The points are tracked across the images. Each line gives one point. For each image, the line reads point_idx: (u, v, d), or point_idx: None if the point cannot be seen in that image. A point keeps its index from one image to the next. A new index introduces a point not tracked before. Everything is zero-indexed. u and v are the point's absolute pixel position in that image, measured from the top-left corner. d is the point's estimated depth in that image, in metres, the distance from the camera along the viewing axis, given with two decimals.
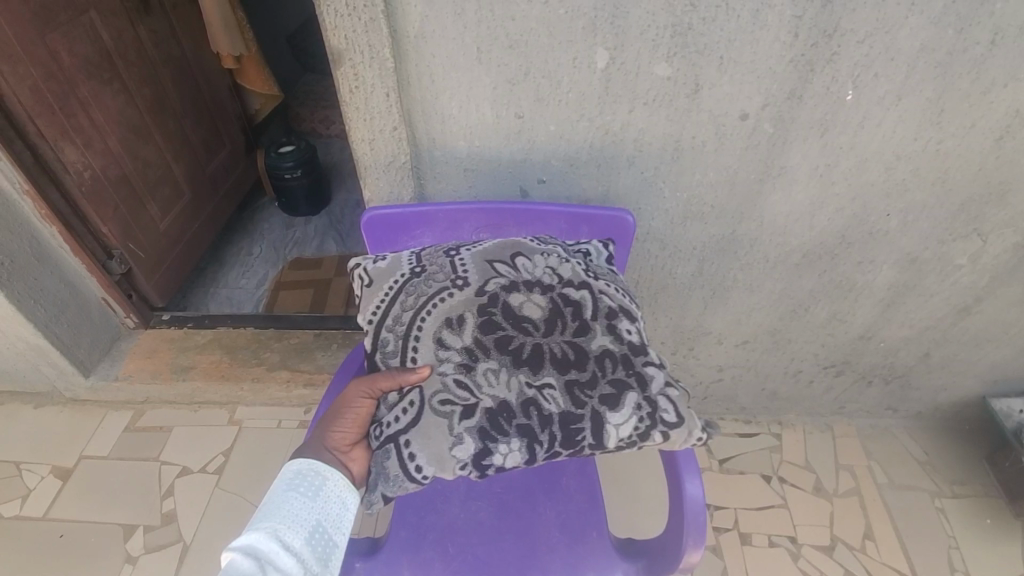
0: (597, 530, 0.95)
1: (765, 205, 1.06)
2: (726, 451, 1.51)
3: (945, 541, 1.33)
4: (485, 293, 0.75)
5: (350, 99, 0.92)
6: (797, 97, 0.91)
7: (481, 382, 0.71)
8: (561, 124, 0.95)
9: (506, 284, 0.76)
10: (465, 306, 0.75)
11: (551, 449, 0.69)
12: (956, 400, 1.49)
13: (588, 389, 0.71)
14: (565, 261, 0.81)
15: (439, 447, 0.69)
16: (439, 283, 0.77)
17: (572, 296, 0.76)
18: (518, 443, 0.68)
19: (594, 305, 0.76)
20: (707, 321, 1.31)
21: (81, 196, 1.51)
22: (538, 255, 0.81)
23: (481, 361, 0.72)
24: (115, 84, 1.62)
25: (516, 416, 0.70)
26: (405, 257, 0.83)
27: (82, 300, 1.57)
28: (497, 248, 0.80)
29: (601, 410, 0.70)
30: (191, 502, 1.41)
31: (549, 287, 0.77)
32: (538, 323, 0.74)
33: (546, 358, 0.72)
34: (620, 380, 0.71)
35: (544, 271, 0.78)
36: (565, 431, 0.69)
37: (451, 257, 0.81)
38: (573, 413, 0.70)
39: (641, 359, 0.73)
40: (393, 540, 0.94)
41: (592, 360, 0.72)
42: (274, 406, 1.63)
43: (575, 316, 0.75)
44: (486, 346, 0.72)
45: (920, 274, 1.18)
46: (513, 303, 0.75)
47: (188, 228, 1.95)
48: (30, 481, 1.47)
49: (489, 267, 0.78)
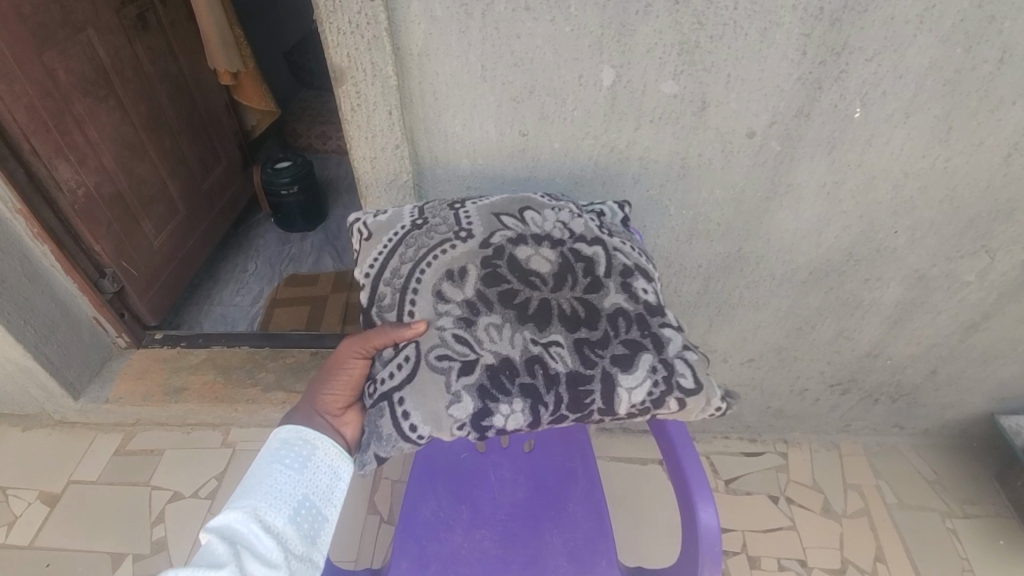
0: (605, 560, 0.92)
1: (772, 222, 1.04)
2: (731, 471, 1.47)
3: (958, 563, 1.30)
4: (490, 245, 0.74)
5: (352, 117, 0.90)
6: (804, 115, 0.90)
7: (483, 338, 0.68)
8: (565, 142, 0.93)
9: (513, 237, 0.75)
10: (468, 258, 0.73)
11: (556, 411, 0.66)
12: (964, 417, 1.47)
13: (598, 349, 0.68)
14: (578, 217, 0.80)
15: (436, 405, 0.65)
16: (442, 236, 0.76)
17: (584, 252, 0.75)
18: (520, 403, 0.65)
19: (608, 262, 0.74)
20: (712, 339, 1.28)
21: (74, 213, 1.47)
22: (548, 210, 0.80)
23: (483, 315, 0.69)
24: (111, 101, 1.60)
25: (519, 375, 0.66)
26: (407, 210, 0.82)
27: (73, 319, 1.53)
28: (505, 203, 0.80)
29: (611, 370, 0.66)
30: (182, 529, 1.36)
31: (559, 242, 0.75)
32: (546, 277, 0.72)
33: (553, 315, 0.69)
34: (634, 340, 0.68)
35: (555, 226, 0.78)
36: (571, 393, 0.66)
37: (457, 211, 0.80)
38: (580, 374, 0.66)
39: (659, 319, 0.70)
40: (394, 571, 0.90)
41: (603, 318, 0.69)
42: (269, 428, 1.59)
43: (586, 272, 0.73)
44: (489, 300, 0.70)
45: (928, 291, 1.17)
46: (521, 257, 0.73)
47: (182, 245, 1.92)
48: (16, 507, 1.42)
49: (496, 220, 0.77)
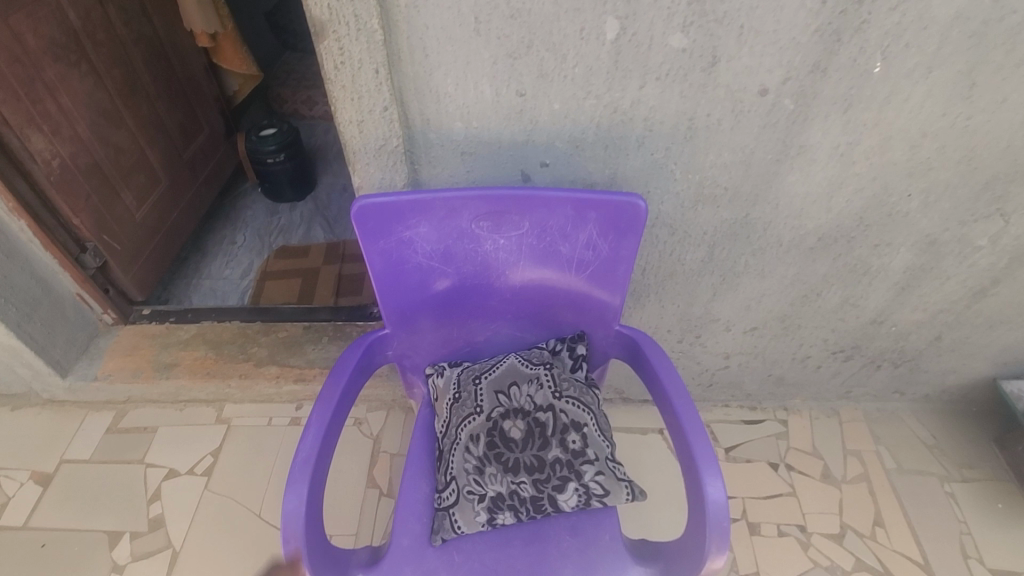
0: (609, 533, 0.90)
1: (781, 186, 1.00)
2: (731, 439, 1.47)
3: (955, 527, 1.31)
4: (490, 419, 0.92)
5: (335, 77, 0.83)
6: (820, 70, 0.84)
7: (487, 481, 0.89)
8: (566, 102, 0.87)
9: (501, 412, 0.93)
10: (478, 431, 0.92)
11: (526, 511, 0.88)
12: (965, 383, 1.46)
13: (543, 490, 0.89)
14: (546, 386, 0.95)
15: (467, 503, 0.88)
16: (462, 414, 0.94)
17: (542, 420, 0.92)
18: (508, 513, 0.88)
19: (556, 423, 0.92)
20: (715, 308, 1.25)
21: (50, 186, 1.40)
22: (527, 379, 0.95)
23: (488, 468, 0.90)
24: (83, 66, 1.50)
25: (506, 503, 0.88)
26: (449, 380, 0.99)
27: (56, 297, 1.48)
28: (501, 375, 0.95)
29: (552, 501, 0.88)
30: (180, 506, 1.35)
31: (527, 413, 0.93)
32: (518, 440, 0.91)
33: (521, 470, 0.90)
34: (563, 480, 0.89)
35: (526, 400, 0.93)
36: (533, 505, 0.88)
37: (473, 382, 0.96)
38: (535, 505, 0.88)
39: (582, 460, 0.90)
40: (394, 548, 0.88)
41: (549, 470, 0.90)
42: (263, 403, 1.56)
43: (542, 442, 0.91)
44: (489, 463, 0.90)
45: (938, 256, 1.14)
46: (506, 433, 0.91)
47: (166, 217, 1.85)
48: (8, 488, 1.40)
49: (494, 396, 0.94)
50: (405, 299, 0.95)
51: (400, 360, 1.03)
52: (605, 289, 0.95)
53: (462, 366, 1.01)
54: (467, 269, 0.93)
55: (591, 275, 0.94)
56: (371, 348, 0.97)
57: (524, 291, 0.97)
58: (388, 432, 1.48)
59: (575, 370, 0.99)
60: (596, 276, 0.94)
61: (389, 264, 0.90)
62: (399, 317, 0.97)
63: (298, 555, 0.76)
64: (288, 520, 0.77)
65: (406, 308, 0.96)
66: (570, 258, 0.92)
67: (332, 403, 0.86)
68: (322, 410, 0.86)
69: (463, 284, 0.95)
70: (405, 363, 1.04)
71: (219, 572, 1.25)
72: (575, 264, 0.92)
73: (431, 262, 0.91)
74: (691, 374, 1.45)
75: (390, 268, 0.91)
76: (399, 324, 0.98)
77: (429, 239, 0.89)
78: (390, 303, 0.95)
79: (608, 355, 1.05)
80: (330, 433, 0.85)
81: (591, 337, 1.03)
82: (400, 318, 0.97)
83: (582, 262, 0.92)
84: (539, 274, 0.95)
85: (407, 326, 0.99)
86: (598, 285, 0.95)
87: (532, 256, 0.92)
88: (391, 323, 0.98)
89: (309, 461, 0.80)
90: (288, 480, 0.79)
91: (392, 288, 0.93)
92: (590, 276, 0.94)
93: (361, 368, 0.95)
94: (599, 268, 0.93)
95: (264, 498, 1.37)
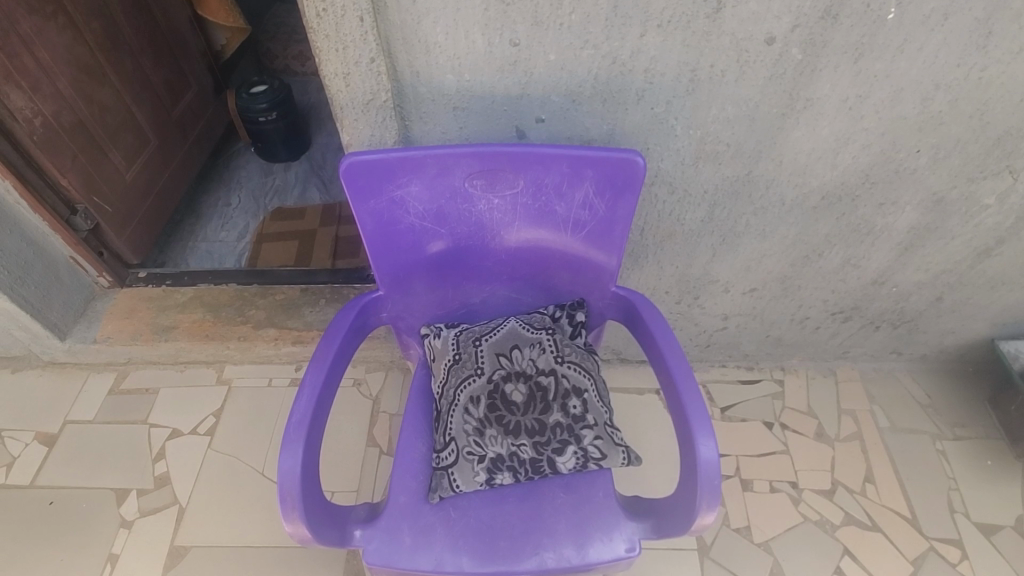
0: (602, 491, 0.92)
1: (786, 142, 0.96)
2: (728, 399, 1.48)
3: (944, 483, 1.33)
4: (492, 381, 0.93)
5: (318, 26, 0.79)
6: (831, 17, 0.80)
7: (487, 441, 0.90)
8: (562, 52, 0.84)
9: (503, 374, 0.93)
10: (479, 393, 0.92)
11: (524, 472, 0.89)
12: (963, 343, 1.46)
13: (545, 452, 0.89)
14: (548, 350, 0.95)
15: (466, 463, 0.89)
16: (463, 375, 0.94)
17: (545, 384, 0.92)
18: (507, 474, 0.89)
19: (558, 387, 0.92)
20: (714, 269, 1.24)
21: (34, 146, 1.37)
22: (528, 343, 0.95)
23: (488, 429, 0.90)
24: (60, 18, 1.44)
25: (506, 463, 0.89)
26: (448, 340, 0.99)
27: (48, 259, 1.47)
28: (503, 338, 0.96)
29: (553, 463, 0.89)
30: (184, 465, 1.38)
31: (529, 377, 0.93)
32: (519, 404, 0.91)
33: (523, 431, 0.90)
34: (565, 444, 0.90)
35: (529, 363, 0.94)
36: (532, 466, 0.89)
37: (474, 344, 0.96)
38: (536, 466, 0.89)
39: (582, 425, 0.91)
40: (392, 506, 0.90)
41: (551, 433, 0.90)
42: (263, 365, 1.57)
43: (545, 405, 0.91)
44: (490, 424, 0.90)
45: (944, 215, 1.11)
46: (507, 395, 0.92)
47: (158, 178, 1.81)
48: (14, 449, 1.42)
49: (496, 358, 0.94)
50: (399, 260, 0.93)
51: (395, 321, 1.03)
52: (602, 249, 0.93)
53: (460, 329, 1.00)
54: (461, 230, 0.91)
55: (587, 236, 0.92)
56: (366, 309, 0.97)
57: (519, 253, 0.95)
58: (387, 393, 1.49)
59: (574, 337, 0.99)
60: (592, 236, 0.92)
61: (381, 225, 0.88)
62: (392, 279, 0.96)
63: (295, 512, 0.77)
64: (284, 479, 0.77)
65: (400, 270, 0.95)
66: (566, 218, 0.90)
67: (326, 365, 0.86)
68: (316, 371, 0.85)
69: (458, 245, 0.93)
70: (401, 325, 1.04)
71: (224, 527, 1.28)
72: (571, 224, 0.90)
73: (424, 222, 0.89)
74: (689, 335, 1.45)
75: (382, 229, 0.89)
76: (393, 286, 0.97)
77: (421, 198, 0.86)
78: (384, 264, 0.93)
79: (605, 317, 1.04)
80: (324, 394, 0.85)
81: (588, 301, 1.02)
82: (394, 280, 0.96)
83: (578, 222, 0.90)
84: (535, 235, 0.93)
85: (401, 288, 0.98)
86: (595, 245, 0.93)
87: (527, 216, 0.90)
88: (386, 285, 0.97)
89: (304, 422, 0.81)
90: (284, 440, 0.79)
91: (385, 249, 0.91)
92: (587, 236, 0.92)
93: (355, 330, 0.94)
94: (596, 228, 0.91)
95: (265, 457, 1.39)
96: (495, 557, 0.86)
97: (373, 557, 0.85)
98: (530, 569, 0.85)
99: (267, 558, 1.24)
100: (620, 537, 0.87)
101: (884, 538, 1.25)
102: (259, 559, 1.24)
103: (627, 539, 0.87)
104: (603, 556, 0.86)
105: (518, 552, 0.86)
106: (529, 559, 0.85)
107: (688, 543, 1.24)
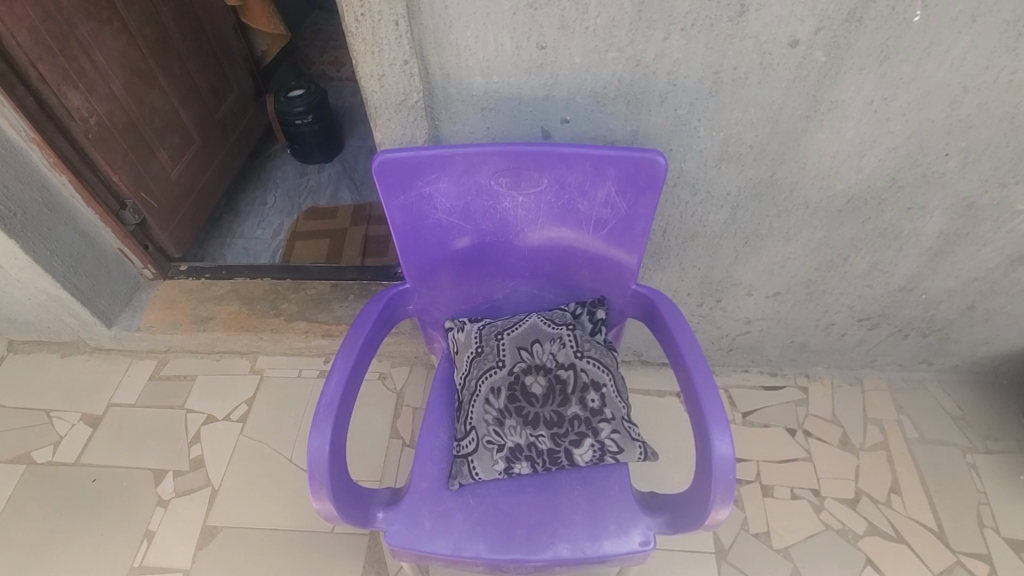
0: (619, 485, 0.93)
1: (810, 144, 0.97)
2: (750, 404, 1.47)
3: (975, 497, 1.29)
4: (513, 374, 0.95)
5: (356, 29, 0.84)
6: (855, 21, 0.81)
7: (506, 431, 0.92)
8: (587, 55, 0.86)
9: (524, 367, 0.96)
10: (501, 384, 0.95)
11: (540, 464, 0.91)
12: (997, 354, 1.42)
13: (561, 442, 0.92)
14: (566, 345, 0.97)
15: (486, 452, 0.92)
16: (485, 367, 0.97)
17: (563, 378, 0.95)
18: (524, 464, 0.91)
19: (576, 381, 0.95)
20: (738, 272, 1.24)
21: (89, 143, 1.46)
22: (548, 339, 0.98)
23: (508, 420, 0.93)
24: (115, 24, 1.53)
25: (524, 452, 0.91)
26: (472, 333, 1.02)
27: (99, 250, 1.55)
28: (525, 333, 0.99)
29: (569, 454, 0.91)
30: (217, 449, 1.44)
31: (548, 370, 0.96)
32: (538, 396, 0.94)
33: (541, 423, 0.92)
34: (581, 435, 0.92)
35: (548, 357, 0.96)
36: (550, 457, 0.91)
37: (497, 338, 0.99)
38: (553, 456, 0.91)
39: (599, 419, 0.93)
40: (412, 491, 0.93)
41: (568, 424, 0.92)
42: (294, 356, 1.63)
43: (563, 397, 0.94)
44: (510, 415, 0.93)
45: (975, 221, 1.09)
46: (528, 387, 0.94)
47: (200, 176, 1.90)
48: (61, 428, 1.51)
49: (518, 352, 0.97)
50: (426, 255, 0.97)
51: (421, 314, 1.06)
52: (623, 248, 0.95)
53: (483, 323, 1.03)
54: (486, 226, 0.94)
55: (608, 235, 0.94)
56: (393, 301, 1.00)
57: (541, 250, 0.98)
58: (411, 387, 1.53)
59: (594, 333, 1.01)
60: (613, 235, 0.94)
61: (410, 219, 0.92)
62: (419, 273, 1.00)
63: (322, 489, 0.81)
64: (313, 457, 0.81)
65: (427, 264, 0.98)
66: (588, 217, 0.92)
67: (354, 352, 0.90)
68: (345, 358, 0.89)
69: (483, 241, 0.96)
70: (425, 318, 1.07)
71: (253, 510, 1.34)
72: (593, 222, 0.93)
73: (451, 218, 0.93)
74: (711, 339, 1.45)
75: (410, 224, 0.93)
76: (420, 279, 1.01)
77: (449, 195, 0.90)
78: (411, 258, 0.97)
79: (625, 315, 1.06)
80: (352, 380, 0.89)
81: (609, 299, 1.04)
82: (421, 274, 1.00)
83: (600, 220, 0.92)
84: (557, 233, 0.95)
85: (427, 282, 1.01)
86: (616, 244, 0.95)
87: (550, 214, 0.93)
88: (413, 278, 1.00)
89: (333, 405, 0.85)
90: (313, 421, 0.83)
91: (413, 243, 0.95)
92: (608, 235, 0.94)
93: (382, 321, 0.98)
94: (617, 227, 0.93)
95: (294, 444, 1.45)
96: (511, 544, 0.88)
97: (395, 539, 0.88)
98: (546, 558, 0.86)
99: (294, 541, 1.29)
100: (635, 531, 0.88)
101: (909, 551, 1.22)
102: (285, 542, 1.29)
103: (642, 533, 0.88)
104: (618, 549, 0.87)
105: (534, 541, 0.88)
106: (544, 549, 0.87)
107: (705, 544, 1.24)
